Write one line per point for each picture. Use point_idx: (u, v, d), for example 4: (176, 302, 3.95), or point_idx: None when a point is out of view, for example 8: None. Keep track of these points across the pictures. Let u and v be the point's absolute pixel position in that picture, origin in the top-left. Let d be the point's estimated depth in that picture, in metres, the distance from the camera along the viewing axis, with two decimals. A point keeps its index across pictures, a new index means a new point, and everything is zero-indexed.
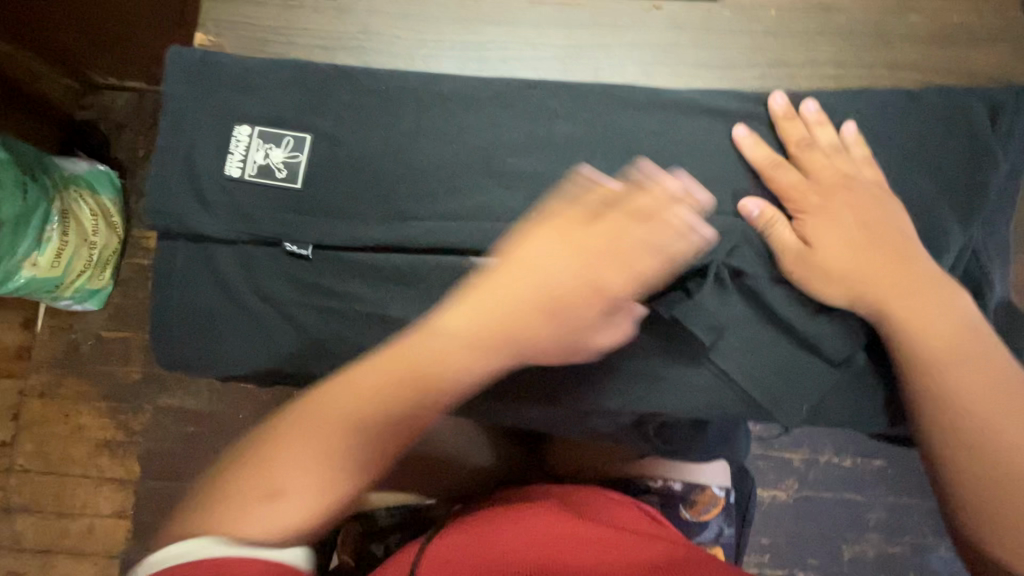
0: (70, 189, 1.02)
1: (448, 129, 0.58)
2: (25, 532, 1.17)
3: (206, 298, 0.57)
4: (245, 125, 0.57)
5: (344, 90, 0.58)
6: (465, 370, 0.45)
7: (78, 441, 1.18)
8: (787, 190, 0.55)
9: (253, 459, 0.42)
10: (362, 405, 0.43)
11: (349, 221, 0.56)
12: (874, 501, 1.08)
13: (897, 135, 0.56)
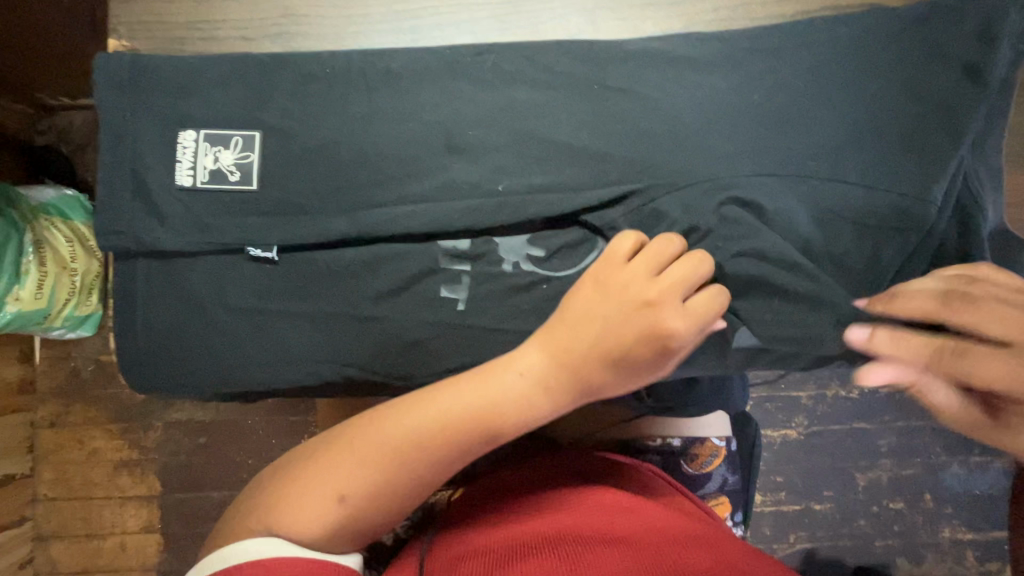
0: (40, 216, 0.90)
1: (399, 109, 0.55)
2: (59, 558, 1.14)
3: (168, 317, 0.55)
4: (191, 131, 0.54)
5: (286, 81, 0.55)
6: (516, 422, 0.46)
7: (96, 465, 1.15)
8: (764, 130, 0.52)
9: (323, 474, 0.46)
10: (419, 452, 0.45)
11: (313, 217, 0.54)
12: (883, 427, 1.08)
13: (872, 57, 0.53)
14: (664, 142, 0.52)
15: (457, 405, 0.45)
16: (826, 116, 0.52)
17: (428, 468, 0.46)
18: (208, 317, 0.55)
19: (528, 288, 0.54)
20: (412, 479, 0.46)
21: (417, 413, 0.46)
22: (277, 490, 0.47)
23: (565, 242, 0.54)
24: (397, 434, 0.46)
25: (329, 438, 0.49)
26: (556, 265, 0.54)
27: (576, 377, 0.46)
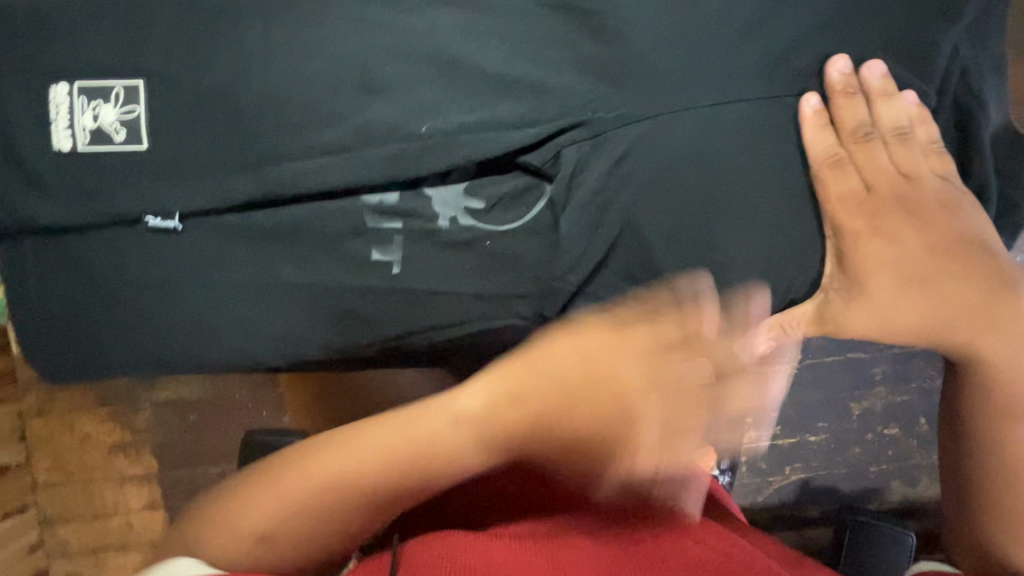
0: None
1: (303, 43, 0.46)
2: (68, 540, 1.04)
3: (68, 301, 0.49)
4: (62, 82, 0.46)
5: (166, 13, 0.46)
6: (491, 429, 0.41)
7: (92, 447, 1.03)
8: (730, 37, 0.44)
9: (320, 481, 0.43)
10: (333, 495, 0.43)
11: (220, 175, 0.47)
12: (880, 355, 1.05)
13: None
14: (611, 61, 0.44)
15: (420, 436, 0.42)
16: (801, 13, 0.44)
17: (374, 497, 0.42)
18: (112, 296, 0.49)
19: (467, 246, 0.47)
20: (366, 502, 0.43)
21: (348, 446, 0.43)
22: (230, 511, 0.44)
23: (505, 192, 0.47)
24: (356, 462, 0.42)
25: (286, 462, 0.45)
26: (498, 218, 0.47)
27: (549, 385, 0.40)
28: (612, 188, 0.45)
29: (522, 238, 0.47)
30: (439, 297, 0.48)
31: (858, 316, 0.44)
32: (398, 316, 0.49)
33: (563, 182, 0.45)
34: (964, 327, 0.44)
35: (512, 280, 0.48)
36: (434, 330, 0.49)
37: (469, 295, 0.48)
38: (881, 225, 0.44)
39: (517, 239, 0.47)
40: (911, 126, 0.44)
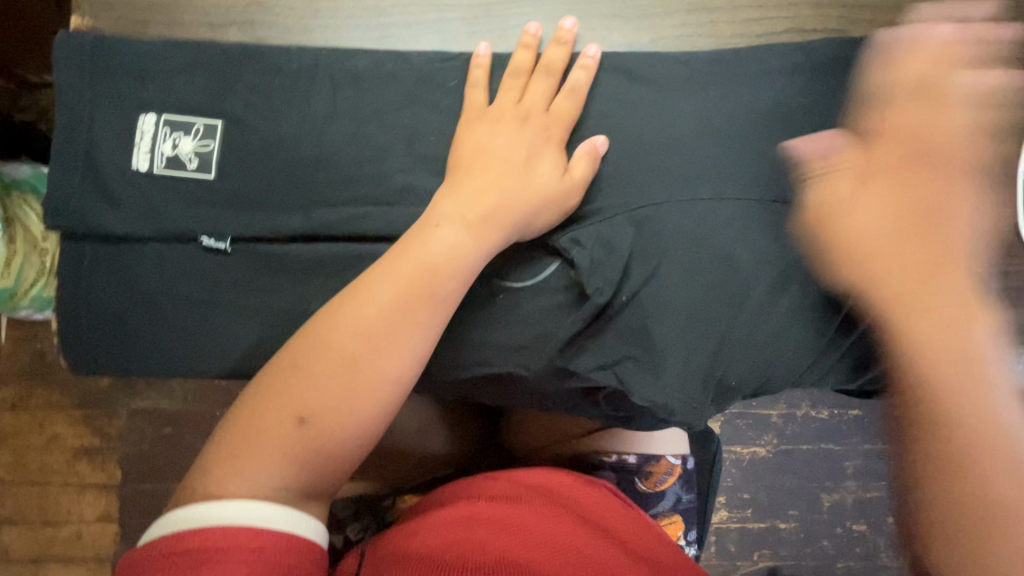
0: (9, 191, 0.76)
1: (364, 108, 0.54)
2: (13, 545, 1.13)
3: (107, 304, 0.54)
4: (150, 113, 0.53)
5: (251, 69, 0.54)
6: (392, 300, 0.45)
7: (55, 451, 1.14)
8: (730, 153, 0.52)
9: (290, 380, 0.44)
10: (317, 387, 0.43)
11: (273, 211, 0.53)
12: (851, 450, 1.10)
13: (834, 85, 0.54)
14: (627, 159, 0.52)
15: (366, 307, 0.45)
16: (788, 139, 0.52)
17: (352, 383, 0.44)
18: (154, 305, 0.54)
19: (482, 297, 0.54)
20: (347, 396, 0.44)
21: (311, 345, 0.44)
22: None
23: (519, 254, 0.53)
24: (319, 349, 0.44)
25: (263, 381, 0.45)
26: (510, 275, 0.53)
27: (435, 254, 0.47)
28: (615, 258, 0.51)
29: (531, 296, 0.53)
30: (450, 341, 0.54)
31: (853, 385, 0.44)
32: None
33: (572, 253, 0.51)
34: (976, 390, 0.38)
35: (518, 332, 0.53)
36: (439, 370, 0.55)
37: (478, 340, 0.54)
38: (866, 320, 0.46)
39: (526, 296, 0.53)
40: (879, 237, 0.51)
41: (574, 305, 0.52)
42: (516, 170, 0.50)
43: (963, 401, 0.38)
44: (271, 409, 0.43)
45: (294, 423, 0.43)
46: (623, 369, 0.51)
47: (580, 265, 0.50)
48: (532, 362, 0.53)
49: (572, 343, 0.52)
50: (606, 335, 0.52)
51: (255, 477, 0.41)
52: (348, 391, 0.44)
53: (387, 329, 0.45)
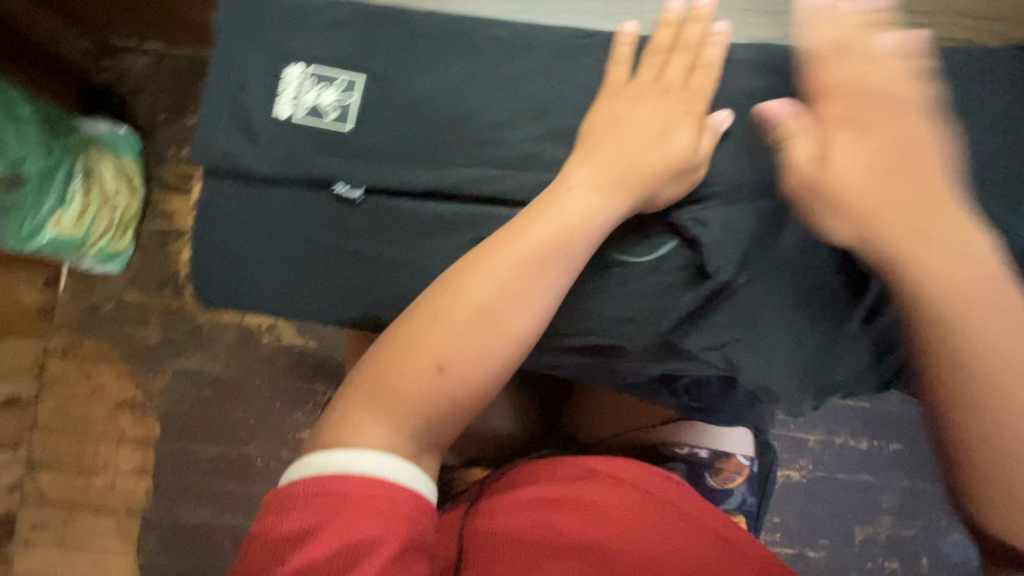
0: (94, 149, 1.12)
1: (502, 74, 0.56)
2: (46, 488, 1.24)
3: (239, 243, 0.58)
4: (297, 63, 0.56)
5: (397, 28, 0.57)
6: (520, 266, 0.47)
7: (97, 401, 1.25)
8: None
9: (429, 326, 0.45)
10: (458, 335, 0.45)
11: (406, 166, 0.55)
12: (887, 483, 1.11)
13: (953, 98, 0.55)
14: (756, 145, 0.54)
15: (506, 261, 0.47)
16: None
17: (495, 330, 0.46)
18: (285, 247, 0.57)
19: (600, 268, 0.55)
20: (490, 345, 0.46)
21: (450, 294, 0.46)
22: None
23: (639, 230, 0.55)
24: (461, 300, 0.46)
25: (398, 328, 0.46)
26: (629, 249, 0.55)
27: (562, 225, 0.48)
28: (739, 238, 0.52)
29: (648, 270, 0.55)
30: (563, 308, 0.56)
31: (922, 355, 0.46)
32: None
33: (696, 232, 0.53)
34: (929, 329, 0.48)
35: (629, 306, 0.55)
36: (548, 336, 0.57)
37: (589, 311, 0.56)
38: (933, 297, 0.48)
39: (644, 270, 0.55)
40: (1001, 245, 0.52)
41: (690, 285, 0.54)
42: (655, 138, 0.51)
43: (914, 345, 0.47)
44: (413, 355, 0.45)
45: (437, 369, 0.45)
46: (734, 354, 0.54)
47: (705, 242, 0.52)
48: (641, 337, 0.55)
49: (686, 322, 0.54)
50: (720, 318, 0.54)
51: (404, 418, 0.43)
52: (479, 351, 0.45)
53: (523, 298, 0.46)
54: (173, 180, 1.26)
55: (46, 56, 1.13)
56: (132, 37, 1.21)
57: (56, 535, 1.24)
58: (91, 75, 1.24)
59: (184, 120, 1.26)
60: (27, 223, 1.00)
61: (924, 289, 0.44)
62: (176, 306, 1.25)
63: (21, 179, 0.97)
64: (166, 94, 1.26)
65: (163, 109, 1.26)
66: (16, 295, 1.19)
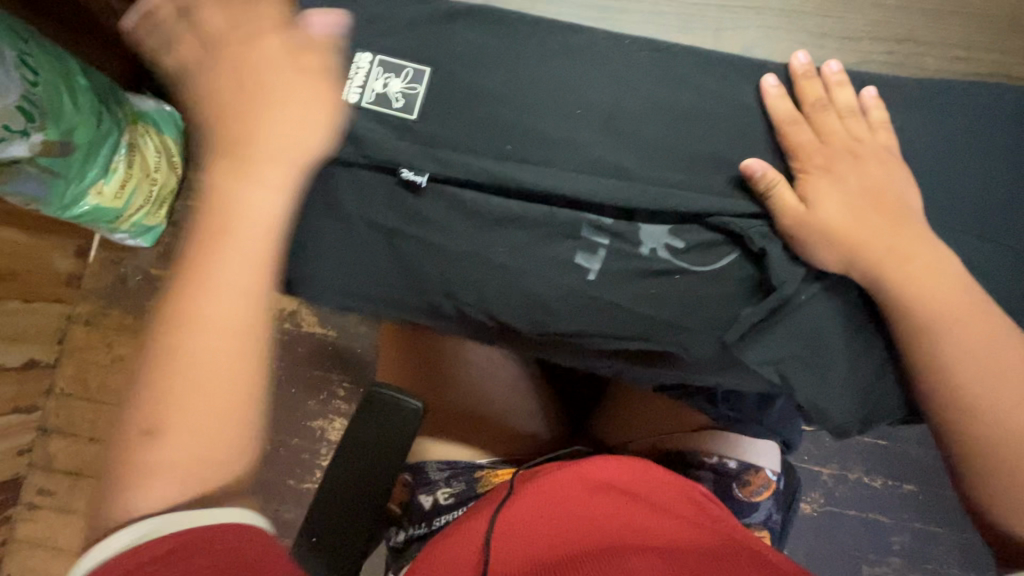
0: (139, 124, 1.13)
1: (566, 85, 0.61)
2: (58, 454, 1.27)
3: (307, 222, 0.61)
4: (367, 53, 0.61)
5: (469, 36, 0.62)
6: (258, 168, 0.51)
7: (116, 371, 1.27)
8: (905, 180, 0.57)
9: (146, 351, 0.47)
10: (166, 352, 0.47)
11: (470, 159, 0.59)
12: (899, 525, 1.09)
13: (986, 139, 0.59)
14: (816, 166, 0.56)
15: (220, 273, 0.49)
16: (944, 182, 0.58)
17: (218, 341, 0.48)
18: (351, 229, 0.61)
19: (659, 274, 0.58)
20: (170, 360, 0.46)
21: (177, 315, 0.48)
22: (167, 411, 0.46)
23: (702, 240, 0.58)
24: (154, 324, 0.48)
25: (144, 357, 0.48)
26: (690, 259, 0.58)
27: (281, 134, 0.52)
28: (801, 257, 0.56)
29: (707, 280, 0.58)
30: (620, 309, 0.59)
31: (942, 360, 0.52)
32: (574, 316, 0.60)
33: (762, 245, 0.56)
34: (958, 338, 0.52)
35: (688, 312, 0.58)
36: (604, 336, 0.60)
37: (650, 315, 0.59)
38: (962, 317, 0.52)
39: (702, 280, 0.58)
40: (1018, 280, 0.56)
41: (751, 297, 0.57)
42: (288, 140, 0.53)
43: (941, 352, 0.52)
44: (147, 379, 0.47)
45: (149, 409, 0.46)
46: (788, 368, 0.57)
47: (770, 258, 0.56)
48: (693, 343, 0.58)
49: (749, 333, 0.56)
50: (780, 331, 0.56)
51: (168, 436, 0.45)
52: (251, 266, 0.49)
53: (270, 194, 0.51)
54: None
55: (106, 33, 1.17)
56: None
57: (63, 500, 1.26)
58: (142, 54, 1.28)
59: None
60: (70, 189, 1.02)
61: (911, 305, 0.52)
62: None
63: (71, 147, 0.98)
64: None
65: None
66: (51, 263, 1.19)
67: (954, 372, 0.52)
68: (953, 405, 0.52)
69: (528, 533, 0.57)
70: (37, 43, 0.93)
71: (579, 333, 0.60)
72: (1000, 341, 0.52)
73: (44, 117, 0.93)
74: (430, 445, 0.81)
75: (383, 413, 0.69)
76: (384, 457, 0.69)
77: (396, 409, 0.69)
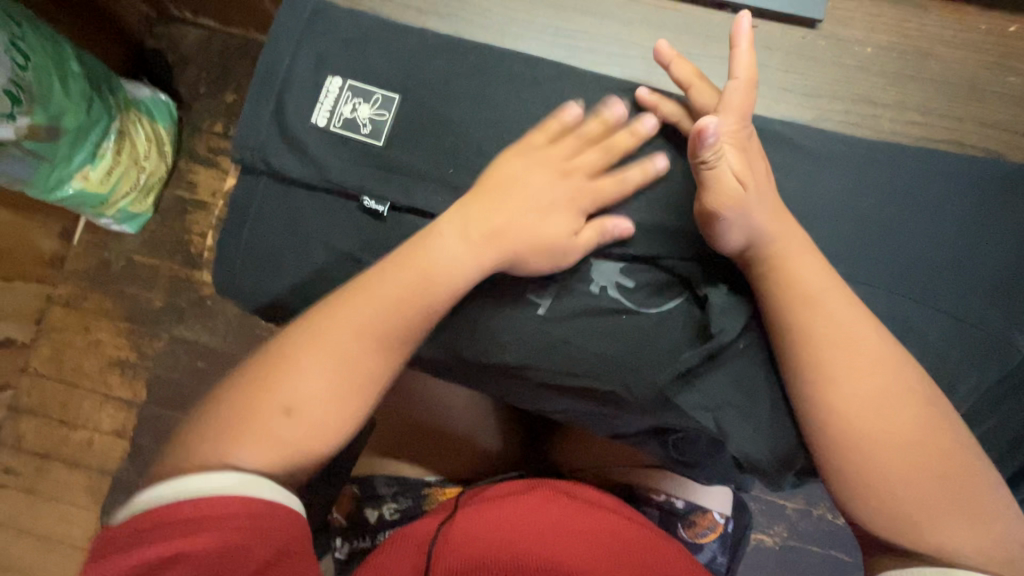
0: (131, 113, 1.13)
1: (543, 119, 0.64)
2: (26, 433, 1.26)
3: (275, 236, 0.63)
4: (337, 78, 0.63)
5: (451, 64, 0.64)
6: (477, 238, 0.56)
7: (92, 355, 1.27)
8: (857, 237, 0.59)
9: (290, 360, 0.51)
10: (336, 369, 0.51)
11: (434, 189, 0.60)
12: (858, 563, 1.09)
13: (939, 205, 0.60)
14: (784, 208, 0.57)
15: (385, 290, 0.54)
16: (901, 239, 0.59)
17: (370, 358, 0.53)
18: (316, 242, 0.62)
19: (608, 310, 0.60)
20: (337, 363, 0.51)
21: (330, 319, 0.53)
22: (296, 390, 0.50)
23: (651, 283, 0.60)
24: (331, 326, 0.52)
25: (286, 346, 0.52)
26: (638, 300, 0.60)
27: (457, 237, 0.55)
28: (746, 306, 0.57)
29: (653, 320, 0.60)
30: (568, 345, 0.60)
31: (875, 432, 0.49)
32: (521, 347, 0.60)
33: (707, 290, 0.58)
34: (885, 412, 0.49)
35: (632, 351, 0.59)
36: (549, 371, 0.61)
37: (596, 352, 0.60)
38: (897, 384, 0.50)
39: (648, 319, 0.60)
40: (968, 341, 0.57)
41: (693, 341, 0.58)
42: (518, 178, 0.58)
43: (864, 428, 0.49)
44: (332, 381, 0.51)
45: (282, 402, 0.50)
46: (725, 416, 0.57)
47: (713, 305, 0.57)
48: (639, 381, 0.59)
49: (685, 376, 0.58)
50: (716, 378, 0.57)
51: (270, 439, 0.49)
52: (419, 296, 0.54)
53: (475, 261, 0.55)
54: (202, 153, 1.28)
55: (106, 19, 1.17)
56: (187, 11, 1.25)
57: (28, 480, 1.25)
58: (143, 41, 1.28)
59: (223, 97, 1.28)
60: (55, 173, 1.02)
61: (826, 364, 0.51)
62: (183, 275, 1.27)
63: (58, 132, 0.98)
64: (211, 69, 1.28)
65: (205, 84, 1.28)
66: (34, 242, 1.19)
67: (881, 470, 0.49)
68: (871, 487, 0.49)
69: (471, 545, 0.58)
70: (32, 30, 0.94)
71: (525, 364, 0.61)
72: (919, 416, 0.49)
73: (31, 101, 0.93)
74: (379, 461, 0.81)
75: None
76: (330, 468, 0.70)
77: None
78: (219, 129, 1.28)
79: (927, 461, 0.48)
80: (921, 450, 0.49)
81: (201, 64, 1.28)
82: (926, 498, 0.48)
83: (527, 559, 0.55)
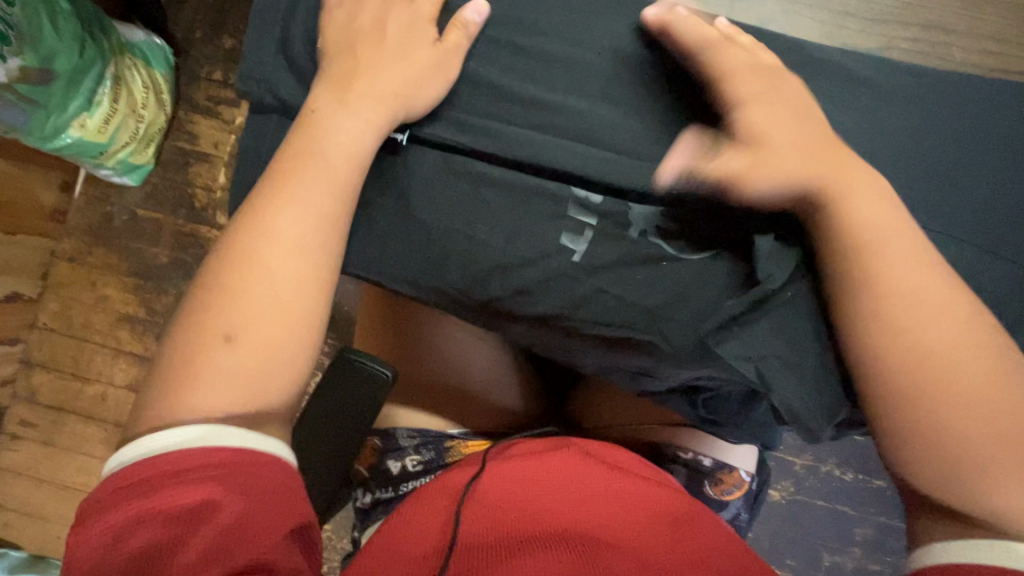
0: (126, 57, 1.06)
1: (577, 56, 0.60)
2: (39, 387, 1.26)
3: None
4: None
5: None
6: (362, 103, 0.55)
7: (100, 310, 1.25)
8: (916, 183, 0.55)
9: (243, 262, 0.50)
10: (277, 290, 0.50)
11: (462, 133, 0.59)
12: (865, 518, 1.10)
13: (1000, 149, 0.56)
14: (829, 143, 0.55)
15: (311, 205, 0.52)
16: (961, 186, 0.55)
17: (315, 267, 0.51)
18: None
19: (647, 261, 0.57)
20: (276, 302, 0.49)
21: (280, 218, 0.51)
22: (240, 321, 0.48)
23: (695, 228, 0.57)
24: (270, 243, 0.50)
25: (232, 266, 0.50)
26: (679, 244, 0.57)
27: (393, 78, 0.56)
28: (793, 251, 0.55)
29: (694, 269, 0.57)
30: (605, 296, 0.58)
31: (939, 375, 0.48)
32: (554, 297, 0.58)
33: (753, 236, 0.56)
34: (950, 356, 0.48)
35: (671, 301, 0.57)
36: (585, 321, 0.59)
37: (633, 302, 0.57)
38: (964, 332, 0.48)
39: (690, 268, 0.57)
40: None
41: (737, 289, 0.56)
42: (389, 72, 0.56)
43: (927, 371, 0.48)
44: (280, 316, 0.49)
45: (221, 332, 0.48)
46: (768, 367, 0.56)
47: (760, 249, 0.55)
48: (679, 333, 0.57)
49: (727, 326, 0.56)
50: (759, 331, 0.56)
51: (211, 384, 0.46)
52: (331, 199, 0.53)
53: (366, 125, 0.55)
54: (202, 102, 1.22)
55: None
56: None
57: (45, 432, 1.26)
58: None
59: (222, 41, 1.21)
60: (51, 120, 0.97)
61: (890, 302, 0.50)
62: (188, 229, 1.23)
63: (50, 75, 0.92)
64: (207, 11, 1.20)
65: (202, 26, 1.21)
66: (33, 194, 1.15)
67: (939, 414, 0.47)
68: (927, 433, 0.47)
69: (496, 505, 0.57)
70: None
71: (559, 314, 0.59)
72: (985, 367, 0.47)
73: (20, 41, 0.87)
74: (400, 414, 0.80)
75: (352, 377, 0.67)
76: (349, 424, 0.67)
77: (367, 375, 0.66)
78: (219, 76, 1.21)
79: (994, 414, 0.46)
80: (992, 400, 0.46)
81: (197, 5, 1.21)
82: (987, 452, 0.45)
83: (556, 524, 0.53)
